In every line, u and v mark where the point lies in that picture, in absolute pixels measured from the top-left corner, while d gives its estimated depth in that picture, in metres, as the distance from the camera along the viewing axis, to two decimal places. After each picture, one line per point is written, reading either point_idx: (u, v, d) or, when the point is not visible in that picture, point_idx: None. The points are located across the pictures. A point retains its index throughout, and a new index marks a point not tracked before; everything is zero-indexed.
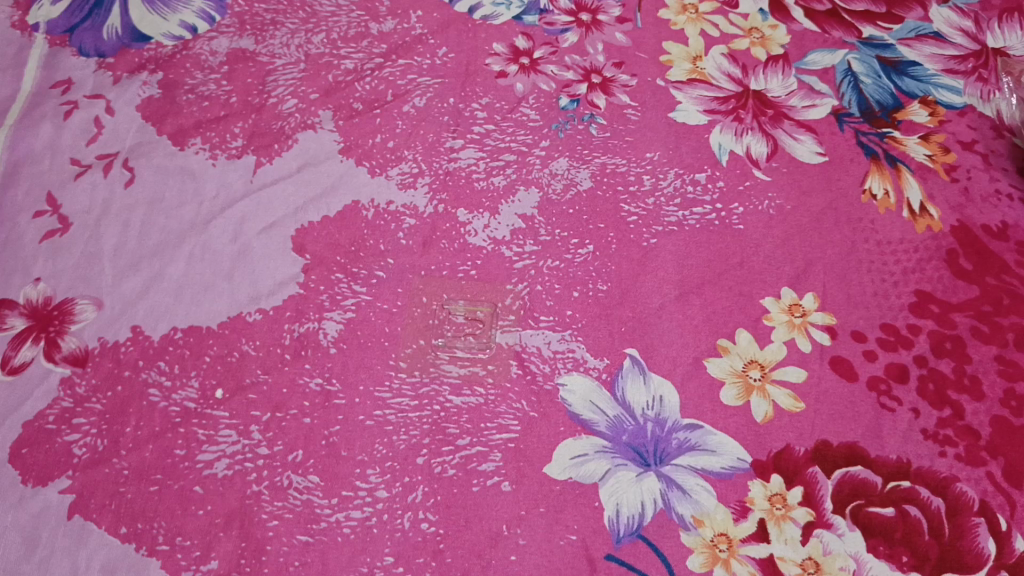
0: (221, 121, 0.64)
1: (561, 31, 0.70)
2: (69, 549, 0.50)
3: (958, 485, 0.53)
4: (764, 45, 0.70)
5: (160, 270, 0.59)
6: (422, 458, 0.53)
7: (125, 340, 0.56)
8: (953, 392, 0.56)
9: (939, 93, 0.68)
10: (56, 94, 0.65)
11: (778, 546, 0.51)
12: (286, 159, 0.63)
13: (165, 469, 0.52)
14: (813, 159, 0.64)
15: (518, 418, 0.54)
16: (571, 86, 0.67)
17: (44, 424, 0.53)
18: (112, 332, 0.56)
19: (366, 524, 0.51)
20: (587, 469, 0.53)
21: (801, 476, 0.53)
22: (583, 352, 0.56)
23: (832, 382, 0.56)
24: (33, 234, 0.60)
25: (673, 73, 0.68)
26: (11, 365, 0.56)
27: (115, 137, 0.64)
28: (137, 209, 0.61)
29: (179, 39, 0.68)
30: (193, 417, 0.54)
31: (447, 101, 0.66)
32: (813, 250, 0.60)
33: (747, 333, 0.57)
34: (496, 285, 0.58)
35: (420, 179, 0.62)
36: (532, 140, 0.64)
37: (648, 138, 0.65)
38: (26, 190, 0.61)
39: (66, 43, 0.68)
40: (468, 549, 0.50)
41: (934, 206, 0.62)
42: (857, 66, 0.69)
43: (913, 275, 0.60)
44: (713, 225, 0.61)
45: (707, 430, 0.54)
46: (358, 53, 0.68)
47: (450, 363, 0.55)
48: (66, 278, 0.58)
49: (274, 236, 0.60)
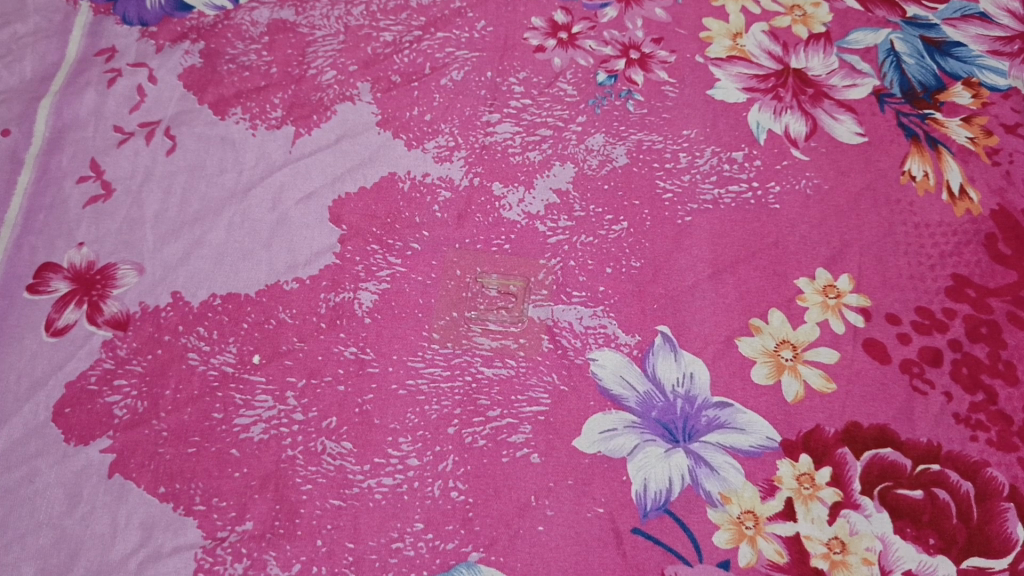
0: (262, 91, 0.65)
1: (600, 6, 0.70)
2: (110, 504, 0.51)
3: (989, 470, 0.53)
4: (806, 23, 0.69)
5: (200, 237, 0.60)
6: (453, 428, 0.54)
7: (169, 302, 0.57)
8: (987, 377, 0.55)
9: (984, 75, 0.67)
10: (100, 62, 0.66)
11: (805, 525, 0.51)
12: (325, 130, 0.64)
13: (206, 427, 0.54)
14: (852, 139, 0.63)
15: (548, 392, 0.55)
16: (609, 62, 0.67)
17: (86, 385, 0.55)
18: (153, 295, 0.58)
19: (397, 490, 0.52)
20: (616, 443, 0.53)
21: (830, 457, 0.53)
22: (615, 328, 0.57)
23: (864, 363, 0.56)
24: (77, 199, 0.61)
25: (712, 50, 0.67)
26: (55, 326, 0.57)
27: (158, 105, 0.65)
28: (178, 176, 0.62)
29: (220, 9, 0.69)
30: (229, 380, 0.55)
31: (485, 74, 0.66)
32: (848, 232, 0.60)
33: (780, 313, 0.57)
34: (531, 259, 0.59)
35: (456, 153, 0.63)
36: (569, 115, 0.64)
37: (686, 115, 0.64)
38: (71, 156, 0.63)
39: (110, 12, 0.68)
40: (496, 518, 0.51)
41: (974, 189, 0.62)
42: (899, 46, 0.68)
43: (950, 258, 0.59)
44: (749, 204, 0.61)
45: (737, 409, 0.54)
46: (397, 25, 0.68)
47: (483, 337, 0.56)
48: (109, 243, 0.60)
49: (312, 206, 0.61)
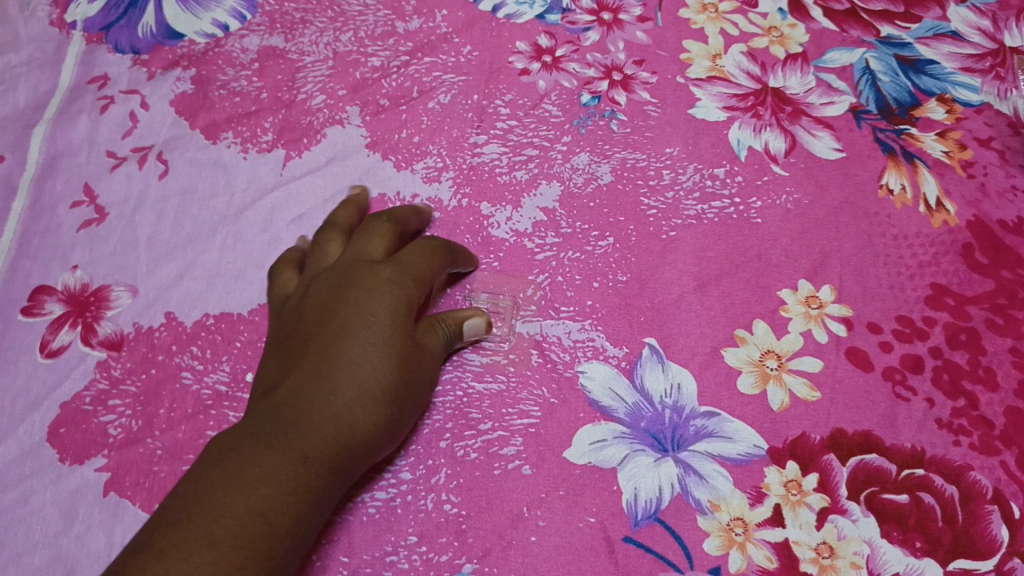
0: (253, 116, 0.66)
1: (583, 30, 0.71)
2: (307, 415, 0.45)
3: (972, 473, 0.54)
4: (783, 43, 0.71)
5: (194, 258, 0.61)
6: (445, 442, 0.54)
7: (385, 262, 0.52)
8: (967, 383, 0.57)
9: (957, 91, 0.68)
10: (93, 89, 0.68)
11: (793, 531, 0.52)
12: (315, 153, 0.65)
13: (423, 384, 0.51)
14: (830, 154, 0.65)
15: (539, 405, 0.56)
16: (592, 84, 0.68)
17: (81, 406, 0.55)
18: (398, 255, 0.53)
19: (390, 504, 0.53)
20: (606, 454, 0.54)
21: (817, 463, 0.54)
22: (602, 341, 0.58)
23: (847, 371, 0.57)
24: (71, 223, 0.62)
25: (693, 71, 0.69)
26: (49, 348, 0.58)
27: (150, 130, 0.66)
28: (171, 200, 0.63)
29: (211, 37, 0.70)
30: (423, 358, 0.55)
31: (472, 97, 0.67)
32: (829, 244, 0.61)
33: (764, 324, 0.58)
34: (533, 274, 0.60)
35: (445, 173, 0.64)
36: (554, 135, 0.66)
37: (668, 133, 0.66)
38: (65, 181, 0.64)
39: (102, 41, 0.69)
40: (489, 529, 0.52)
41: (950, 201, 0.63)
42: (874, 64, 0.69)
43: (929, 268, 0.61)
44: (731, 218, 0.62)
45: (724, 417, 0.55)
46: (384, 51, 0.69)
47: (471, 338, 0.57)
48: (102, 266, 0.61)
49: (304, 227, 0.62)
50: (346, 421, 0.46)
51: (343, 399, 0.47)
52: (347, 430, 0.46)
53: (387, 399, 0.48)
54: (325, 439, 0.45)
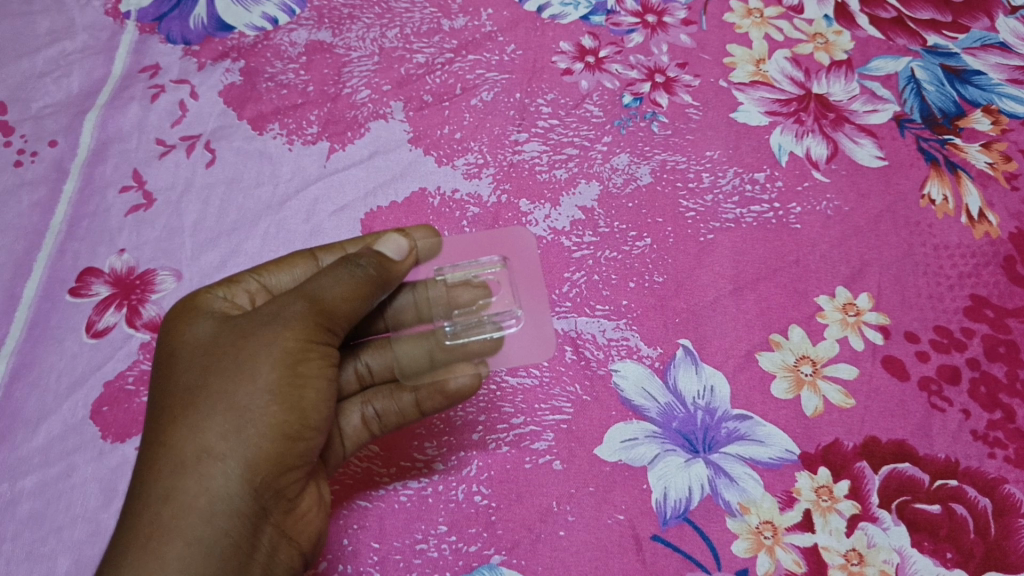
0: (299, 108, 0.67)
1: (627, 31, 0.71)
2: (158, 474, 0.44)
3: (1006, 487, 0.53)
4: (828, 50, 0.70)
5: (238, 245, 0.62)
6: (477, 435, 0.55)
7: (205, 300, 0.52)
8: (1005, 396, 0.56)
9: (1003, 103, 0.68)
10: (144, 78, 0.69)
11: (823, 536, 0.52)
12: (358, 146, 0.66)
13: (281, 343, 0.47)
14: (872, 163, 0.65)
15: (571, 401, 0.56)
16: (634, 85, 0.68)
17: (123, 385, 0.57)
18: (236, 295, 0.53)
19: (422, 493, 0.54)
20: (637, 452, 0.54)
21: (848, 470, 0.54)
22: (637, 341, 0.58)
23: (883, 379, 0.57)
24: (120, 207, 0.64)
25: (736, 75, 0.69)
26: (95, 328, 0.59)
27: (199, 119, 0.67)
28: (217, 188, 0.64)
29: (261, 31, 0.71)
30: (456, 364, 0.56)
31: (514, 96, 0.68)
32: (868, 252, 0.61)
33: (800, 329, 0.58)
34: (510, 231, 0.61)
35: (485, 170, 0.65)
36: (595, 136, 0.66)
37: (709, 137, 0.66)
38: (114, 166, 0.65)
39: (155, 31, 0.71)
40: (518, 522, 0.52)
41: (993, 213, 0.63)
42: (919, 73, 0.69)
43: (969, 279, 0.60)
44: (770, 223, 0.62)
45: (756, 421, 0.55)
46: (429, 47, 0.70)
47: (462, 317, 0.59)
48: (148, 250, 0.62)
49: (345, 219, 0.63)
50: (192, 451, 0.44)
51: (182, 441, 0.44)
52: (209, 455, 0.44)
53: (231, 399, 0.45)
54: (197, 483, 0.44)
